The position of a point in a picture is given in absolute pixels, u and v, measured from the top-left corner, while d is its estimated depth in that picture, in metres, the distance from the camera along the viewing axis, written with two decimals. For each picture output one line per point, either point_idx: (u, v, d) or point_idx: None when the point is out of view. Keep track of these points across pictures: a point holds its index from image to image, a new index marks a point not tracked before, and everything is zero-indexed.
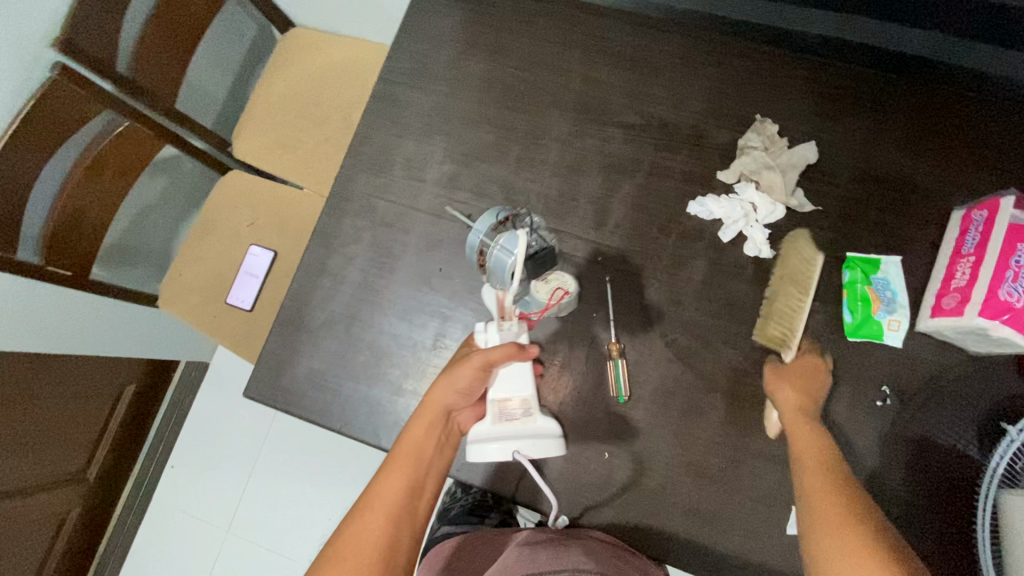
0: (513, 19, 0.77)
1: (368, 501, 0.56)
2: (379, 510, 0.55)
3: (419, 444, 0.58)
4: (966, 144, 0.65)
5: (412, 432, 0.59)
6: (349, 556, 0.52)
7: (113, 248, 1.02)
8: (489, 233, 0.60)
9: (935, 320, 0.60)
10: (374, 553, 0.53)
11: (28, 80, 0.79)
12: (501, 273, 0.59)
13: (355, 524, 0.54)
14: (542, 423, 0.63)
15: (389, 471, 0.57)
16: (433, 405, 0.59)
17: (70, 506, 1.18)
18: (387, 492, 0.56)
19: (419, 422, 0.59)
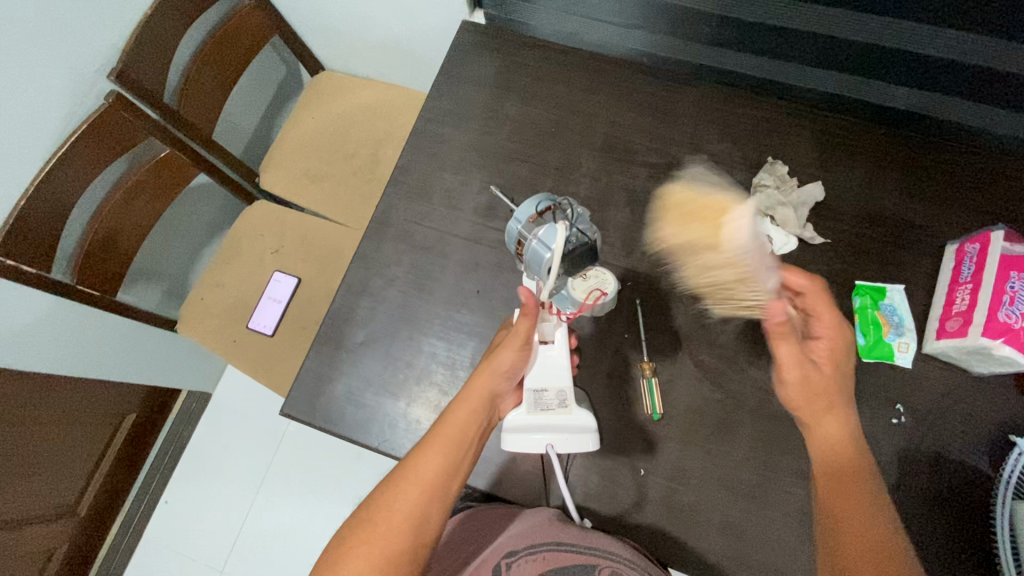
0: (544, 67, 0.84)
1: (406, 473, 0.58)
2: (414, 485, 0.58)
3: (460, 427, 0.60)
4: (956, 187, 0.73)
5: (455, 413, 0.60)
6: (383, 520, 0.56)
7: (138, 273, 1.03)
8: (529, 225, 0.62)
9: (941, 342, 0.65)
10: (405, 523, 0.56)
11: (82, 105, 0.85)
12: (537, 265, 0.60)
13: (392, 492, 0.58)
14: (578, 416, 0.64)
15: (429, 448, 0.59)
16: (479, 388, 0.61)
17: (59, 543, 1.12)
18: (424, 469, 0.58)
19: (463, 403, 0.61)
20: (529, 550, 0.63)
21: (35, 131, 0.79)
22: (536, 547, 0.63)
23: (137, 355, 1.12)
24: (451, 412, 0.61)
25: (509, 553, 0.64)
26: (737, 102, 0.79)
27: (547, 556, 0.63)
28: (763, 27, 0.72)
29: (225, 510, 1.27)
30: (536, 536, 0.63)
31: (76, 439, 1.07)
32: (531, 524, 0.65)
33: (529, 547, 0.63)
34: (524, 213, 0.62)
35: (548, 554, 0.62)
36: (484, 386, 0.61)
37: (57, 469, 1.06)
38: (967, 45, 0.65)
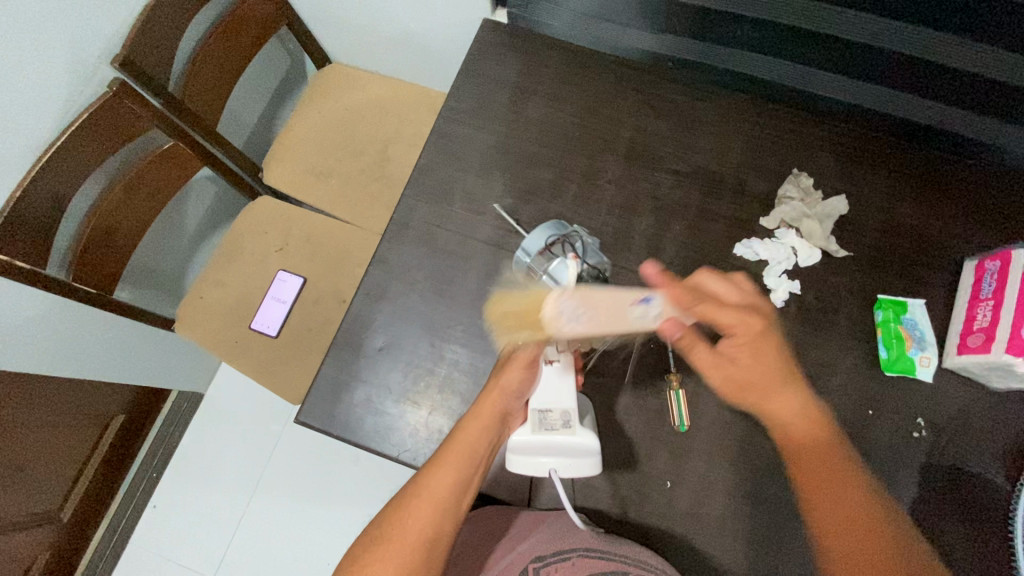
0: (568, 68, 0.82)
1: (418, 490, 0.56)
2: (426, 502, 0.56)
3: (473, 443, 0.59)
4: (973, 204, 0.74)
5: (467, 430, 0.59)
6: (395, 539, 0.54)
7: (135, 270, 0.99)
8: (540, 258, 0.63)
9: (963, 357, 0.66)
10: (418, 542, 0.54)
11: (82, 92, 0.81)
12: (548, 297, 0.61)
13: (405, 509, 0.56)
14: (582, 437, 0.61)
15: (441, 464, 0.58)
16: (489, 405, 0.60)
17: (40, 550, 1.07)
18: (437, 485, 0.56)
19: (475, 419, 0.59)
20: (558, 555, 0.61)
21: (30, 119, 0.75)
22: (564, 552, 0.61)
23: (131, 358, 1.07)
24: (463, 428, 0.59)
25: (539, 558, 0.62)
26: (763, 112, 0.79)
27: (577, 561, 0.60)
28: (795, 36, 0.72)
29: (216, 515, 1.23)
30: (564, 540, 0.62)
31: (63, 442, 1.03)
32: (559, 528, 0.63)
33: (558, 552, 0.61)
34: (533, 247, 0.64)
35: (579, 559, 0.60)
36: (496, 404, 0.60)
37: (41, 474, 1.01)
38: (996, 60, 0.66)
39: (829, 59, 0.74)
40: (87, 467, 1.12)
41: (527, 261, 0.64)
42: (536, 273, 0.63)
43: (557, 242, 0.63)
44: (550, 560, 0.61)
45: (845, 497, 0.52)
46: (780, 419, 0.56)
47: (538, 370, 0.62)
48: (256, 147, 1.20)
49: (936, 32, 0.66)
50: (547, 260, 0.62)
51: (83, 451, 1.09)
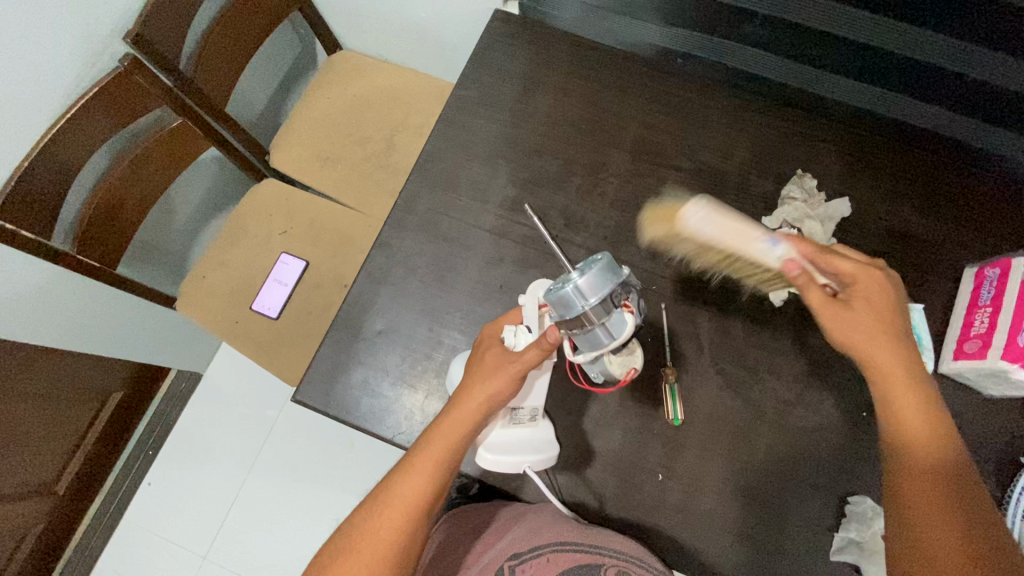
0: (577, 61, 0.82)
1: (389, 498, 0.56)
2: (397, 511, 0.55)
3: (444, 451, 0.57)
4: (975, 210, 0.74)
5: (443, 437, 0.57)
6: (365, 546, 0.54)
7: (140, 247, 1.00)
8: (601, 304, 0.49)
9: (959, 362, 0.66)
10: (388, 549, 0.54)
11: (93, 67, 0.82)
12: (590, 347, 0.53)
13: (376, 517, 0.55)
14: (545, 430, 0.66)
15: (411, 471, 0.56)
16: (469, 412, 0.58)
17: (34, 522, 1.08)
18: (407, 493, 0.56)
19: (448, 425, 0.58)
20: (533, 551, 0.60)
21: (40, 91, 0.76)
22: (539, 548, 0.60)
23: (130, 335, 1.08)
24: (434, 433, 0.58)
25: (515, 556, 0.61)
26: (770, 115, 0.79)
27: (552, 558, 0.59)
28: (804, 35, 0.72)
29: (209, 494, 1.24)
30: (541, 534, 0.61)
31: (60, 416, 1.03)
32: (539, 523, 0.62)
33: (532, 549, 0.60)
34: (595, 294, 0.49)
35: (553, 556, 0.59)
36: (473, 412, 0.58)
37: (39, 446, 1.01)
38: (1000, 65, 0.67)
39: (839, 62, 0.74)
40: (83, 441, 1.13)
41: (578, 307, 0.49)
42: (591, 322, 0.50)
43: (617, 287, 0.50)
44: (524, 557, 0.60)
45: (954, 523, 0.50)
46: (913, 428, 0.54)
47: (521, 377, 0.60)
48: (263, 130, 1.20)
49: (945, 37, 0.66)
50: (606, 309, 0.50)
51: (81, 425, 1.10)
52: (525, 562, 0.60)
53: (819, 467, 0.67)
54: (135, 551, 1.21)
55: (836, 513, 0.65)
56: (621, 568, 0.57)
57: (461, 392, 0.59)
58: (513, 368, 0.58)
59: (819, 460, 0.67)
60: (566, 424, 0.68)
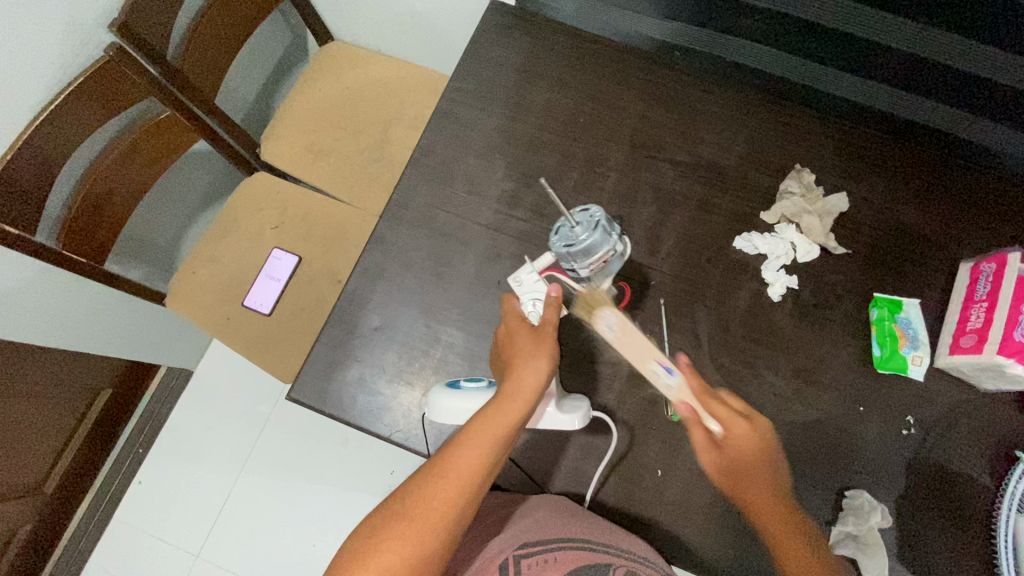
0: (574, 54, 0.81)
1: (445, 468, 0.53)
2: (452, 481, 0.53)
3: (496, 426, 0.54)
4: (971, 206, 0.74)
5: (501, 407, 0.55)
6: (416, 513, 0.52)
7: (128, 242, 0.98)
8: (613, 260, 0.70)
9: (955, 357, 0.66)
10: (440, 519, 0.51)
11: (77, 57, 0.80)
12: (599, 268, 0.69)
13: (430, 486, 0.52)
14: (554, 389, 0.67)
15: (466, 442, 0.54)
16: (528, 384, 0.56)
17: (22, 523, 1.07)
18: (461, 464, 0.53)
19: (502, 402, 0.56)
20: (543, 545, 0.58)
21: (22, 83, 0.74)
22: (547, 543, 0.58)
23: (121, 330, 1.06)
24: (487, 410, 0.56)
25: (523, 548, 0.59)
26: (771, 108, 0.78)
27: (561, 554, 0.58)
28: (804, 27, 0.71)
29: (202, 493, 1.22)
30: (553, 530, 0.59)
31: (48, 415, 1.01)
32: (544, 517, 0.61)
33: (542, 543, 0.58)
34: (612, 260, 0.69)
35: (561, 553, 0.58)
36: (528, 390, 0.56)
37: (26, 446, 1.00)
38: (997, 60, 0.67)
39: (840, 56, 0.73)
40: (72, 440, 1.11)
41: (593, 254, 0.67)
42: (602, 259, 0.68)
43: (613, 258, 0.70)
44: (533, 550, 0.58)
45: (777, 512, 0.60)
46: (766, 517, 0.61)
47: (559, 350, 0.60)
48: (254, 122, 1.18)
49: (946, 32, 0.66)
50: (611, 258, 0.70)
51: (70, 422, 1.08)
52: (533, 556, 0.58)
53: (816, 461, 0.67)
54: (125, 550, 1.19)
55: (833, 507, 0.66)
56: (629, 567, 0.57)
57: (513, 372, 0.58)
58: (553, 339, 0.60)
59: (815, 455, 0.67)
60: None
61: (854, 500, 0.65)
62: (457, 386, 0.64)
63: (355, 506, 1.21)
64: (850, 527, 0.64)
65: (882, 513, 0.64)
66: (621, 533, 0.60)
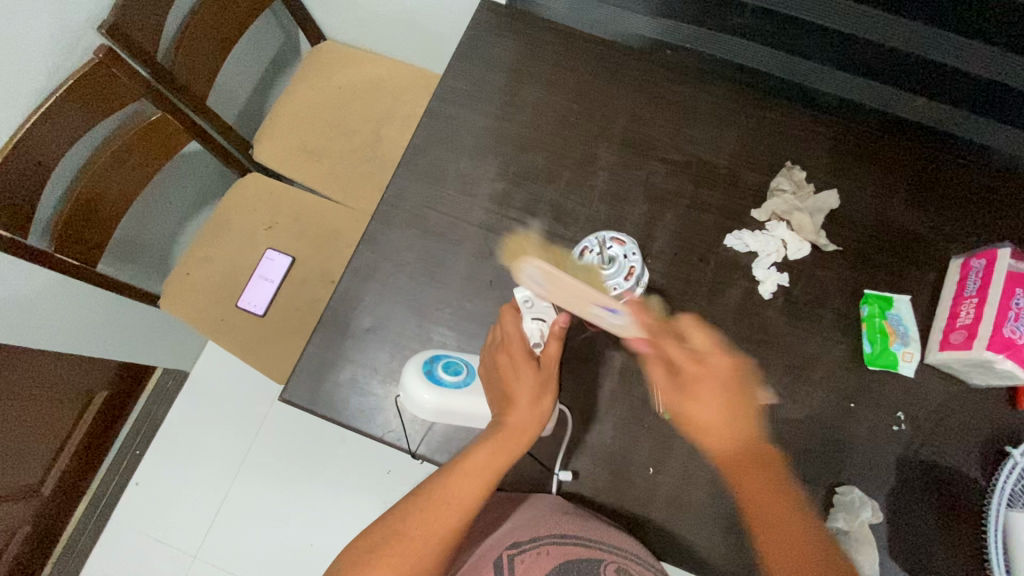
0: (565, 53, 0.81)
1: (447, 496, 0.57)
2: (453, 509, 0.56)
3: (495, 459, 0.58)
4: (962, 201, 0.75)
5: (503, 443, 0.59)
6: (416, 536, 0.55)
7: (121, 244, 0.97)
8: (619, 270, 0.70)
9: (944, 353, 0.66)
10: (439, 541, 0.55)
11: (67, 60, 0.80)
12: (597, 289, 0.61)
13: (430, 511, 0.56)
14: None
15: (466, 473, 0.57)
16: (530, 422, 0.60)
17: (19, 524, 1.07)
18: (461, 493, 0.57)
19: (502, 436, 0.59)
20: (533, 543, 0.59)
21: (12, 85, 0.74)
22: (538, 540, 0.59)
23: (114, 333, 1.06)
24: (486, 441, 0.59)
25: (513, 545, 0.60)
26: (761, 105, 0.78)
27: (552, 550, 0.59)
28: (794, 23, 0.71)
29: (199, 494, 1.22)
30: (542, 527, 0.59)
31: (43, 417, 1.01)
32: (534, 514, 0.62)
33: (532, 540, 0.59)
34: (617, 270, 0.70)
35: (552, 549, 0.58)
36: (527, 425, 0.60)
37: (22, 448, 1.00)
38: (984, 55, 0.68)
39: (829, 53, 0.73)
40: (69, 442, 1.11)
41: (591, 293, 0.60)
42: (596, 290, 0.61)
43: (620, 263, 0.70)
44: (524, 547, 0.59)
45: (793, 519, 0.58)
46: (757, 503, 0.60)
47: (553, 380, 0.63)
48: (246, 123, 1.18)
49: (935, 28, 0.66)
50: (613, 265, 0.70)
51: (66, 424, 1.08)
52: (524, 553, 0.59)
53: (807, 457, 0.67)
54: (123, 551, 1.19)
55: (824, 503, 0.66)
56: (618, 563, 0.58)
57: (515, 405, 0.61)
58: (552, 374, 0.63)
59: (807, 451, 0.67)
60: (557, 419, 0.67)
61: (845, 495, 0.65)
62: (437, 379, 0.65)
63: (353, 505, 1.21)
64: (841, 522, 0.64)
65: (872, 509, 0.65)
66: (610, 529, 0.61)
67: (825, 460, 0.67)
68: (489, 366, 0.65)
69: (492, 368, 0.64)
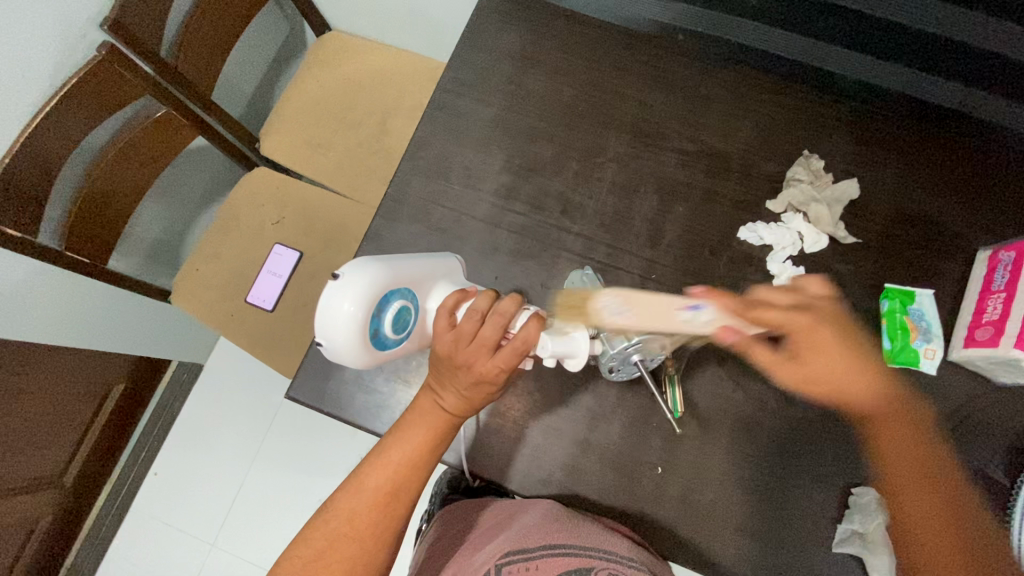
0: (572, 39, 0.78)
1: (384, 490, 0.54)
2: (393, 503, 0.54)
3: (428, 444, 0.55)
4: (987, 188, 0.71)
5: (438, 429, 0.56)
6: (349, 534, 0.53)
7: (131, 239, 0.98)
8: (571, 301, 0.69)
9: (969, 350, 0.64)
10: (373, 533, 0.53)
11: (71, 57, 0.79)
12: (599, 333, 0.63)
13: (368, 508, 0.53)
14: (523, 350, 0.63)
15: (396, 461, 0.55)
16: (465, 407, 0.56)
17: (42, 514, 1.10)
18: (390, 481, 0.54)
19: (431, 417, 0.56)
20: (523, 556, 0.57)
21: (17, 83, 0.74)
22: (529, 553, 0.57)
23: (129, 328, 1.08)
24: (415, 424, 0.56)
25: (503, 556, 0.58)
26: (776, 90, 0.75)
27: (541, 563, 0.57)
28: None
29: (215, 485, 1.25)
30: (531, 538, 0.58)
31: (62, 410, 1.03)
32: (529, 524, 0.60)
33: (523, 553, 0.57)
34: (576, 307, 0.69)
35: (544, 562, 0.56)
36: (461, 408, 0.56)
37: (42, 440, 1.02)
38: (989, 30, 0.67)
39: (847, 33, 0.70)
40: (88, 434, 1.14)
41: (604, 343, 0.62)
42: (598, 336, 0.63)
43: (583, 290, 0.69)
44: (512, 560, 0.57)
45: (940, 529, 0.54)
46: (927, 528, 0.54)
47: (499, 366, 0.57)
48: (253, 116, 1.17)
49: None
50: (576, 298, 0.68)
51: (84, 417, 1.11)
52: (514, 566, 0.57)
53: (821, 457, 0.66)
54: (143, 540, 1.23)
55: (838, 503, 0.65)
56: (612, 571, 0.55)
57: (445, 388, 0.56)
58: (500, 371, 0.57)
59: (820, 451, 0.66)
60: (563, 417, 0.67)
61: (861, 497, 0.63)
62: (382, 336, 0.58)
63: None
64: (857, 524, 0.63)
65: None
66: (607, 533, 0.59)
67: (841, 461, 0.65)
68: (448, 346, 0.52)
69: (451, 356, 0.52)
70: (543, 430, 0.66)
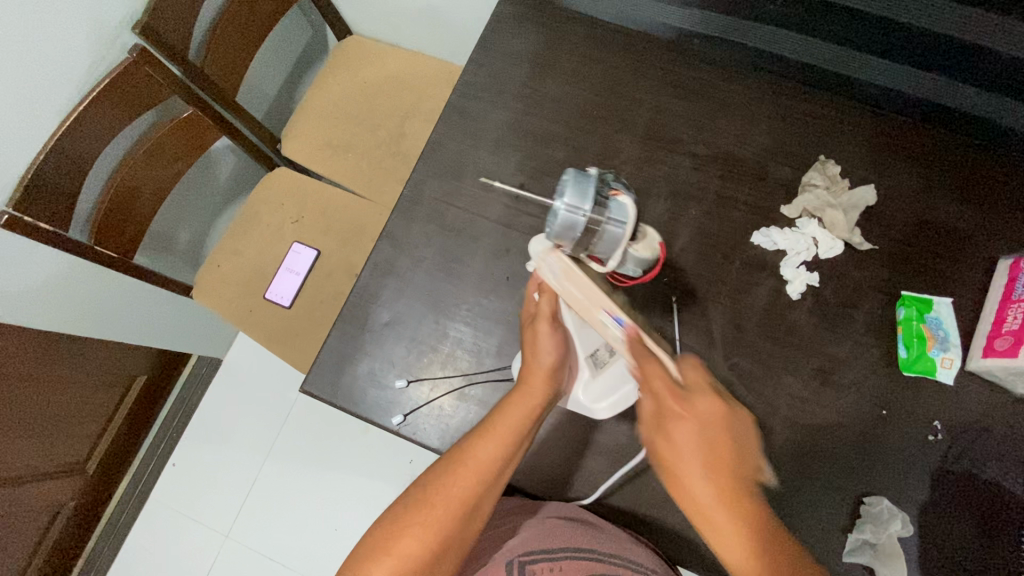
0: (587, 44, 0.79)
1: (464, 457, 0.55)
2: (470, 471, 0.55)
3: (517, 418, 0.57)
4: (1006, 194, 0.70)
5: (517, 401, 0.58)
6: (437, 502, 0.53)
7: (156, 236, 1.01)
8: (596, 207, 0.52)
9: (988, 360, 0.63)
10: (461, 509, 0.53)
11: (104, 57, 0.83)
12: (607, 240, 0.54)
13: (448, 474, 0.55)
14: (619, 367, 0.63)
15: (489, 437, 0.56)
16: (537, 380, 0.58)
17: (65, 500, 1.13)
18: (484, 458, 0.55)
19: (523, 397, 0.58)
20: (548, 554, 0.59)
21: (53, 82, 0.77)
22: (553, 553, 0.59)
23: (149, 321, 1.11)
24: (511, 403, 0.58)
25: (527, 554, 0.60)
26: (792, 96, 0.75)
27: (566, 564, 0.59)
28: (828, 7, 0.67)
29: (229, 478, 1.27)
30: (556, 539, 0.60)
31: (85, 400, 1.07)
32: (545, 527, 0.61)
33: (547, 551, 0.59)
34: (586, 200, 0.52)
35: (567, 563, 0.59)
36: (540, 383, 0.59)
37: (67, 428, 1.06)
38: None
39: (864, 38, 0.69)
40: (111, 424, 1.18)
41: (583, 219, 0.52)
42: (598, 228, 0.53)
43: (594, 183, 0.53)
44: (537, 558, 0.59)
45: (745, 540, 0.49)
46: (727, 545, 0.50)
47: (555, 333, 0.60)
48: (275, 118, 1.20)
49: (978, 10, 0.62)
50: (602, 204, 0.53)
51: (107, 408, 1.14)
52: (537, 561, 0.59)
53: (834, 465, 0.65)
54: (159, 529, 1.26)
55: (851, 513, 0.64)
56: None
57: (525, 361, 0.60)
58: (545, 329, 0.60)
59: (832, 460, 0.65)
60: (573, 418, 0.67)
61: (873, 507, 0.63)
62: None
63: (376, 494, 1.24)
64: (868, 534, 0.62)
65: (903, 521, 0.62)
66: (627, 541, 0.61)
67: (853, 470, 0.65)
68: None
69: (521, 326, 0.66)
70: (549, 431, 0.67)
